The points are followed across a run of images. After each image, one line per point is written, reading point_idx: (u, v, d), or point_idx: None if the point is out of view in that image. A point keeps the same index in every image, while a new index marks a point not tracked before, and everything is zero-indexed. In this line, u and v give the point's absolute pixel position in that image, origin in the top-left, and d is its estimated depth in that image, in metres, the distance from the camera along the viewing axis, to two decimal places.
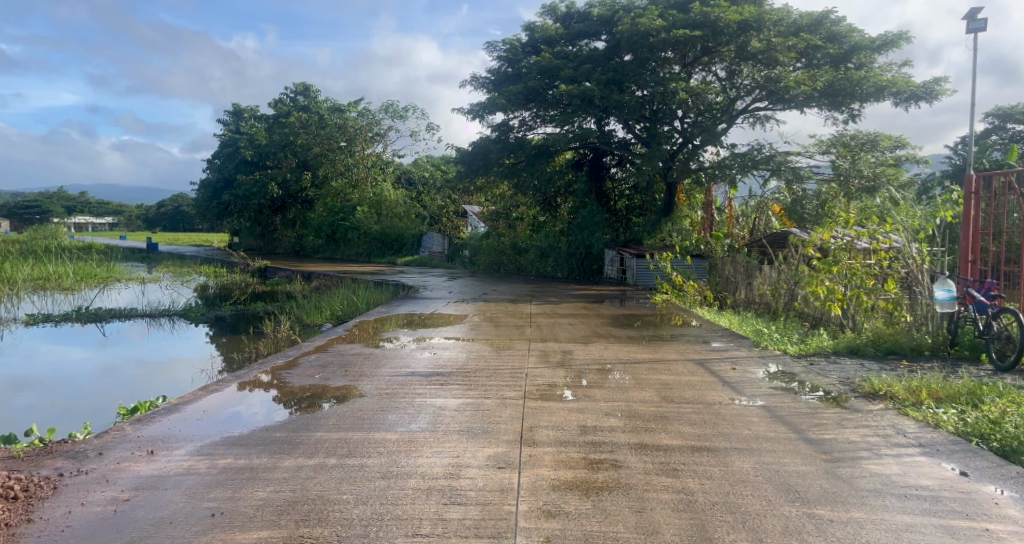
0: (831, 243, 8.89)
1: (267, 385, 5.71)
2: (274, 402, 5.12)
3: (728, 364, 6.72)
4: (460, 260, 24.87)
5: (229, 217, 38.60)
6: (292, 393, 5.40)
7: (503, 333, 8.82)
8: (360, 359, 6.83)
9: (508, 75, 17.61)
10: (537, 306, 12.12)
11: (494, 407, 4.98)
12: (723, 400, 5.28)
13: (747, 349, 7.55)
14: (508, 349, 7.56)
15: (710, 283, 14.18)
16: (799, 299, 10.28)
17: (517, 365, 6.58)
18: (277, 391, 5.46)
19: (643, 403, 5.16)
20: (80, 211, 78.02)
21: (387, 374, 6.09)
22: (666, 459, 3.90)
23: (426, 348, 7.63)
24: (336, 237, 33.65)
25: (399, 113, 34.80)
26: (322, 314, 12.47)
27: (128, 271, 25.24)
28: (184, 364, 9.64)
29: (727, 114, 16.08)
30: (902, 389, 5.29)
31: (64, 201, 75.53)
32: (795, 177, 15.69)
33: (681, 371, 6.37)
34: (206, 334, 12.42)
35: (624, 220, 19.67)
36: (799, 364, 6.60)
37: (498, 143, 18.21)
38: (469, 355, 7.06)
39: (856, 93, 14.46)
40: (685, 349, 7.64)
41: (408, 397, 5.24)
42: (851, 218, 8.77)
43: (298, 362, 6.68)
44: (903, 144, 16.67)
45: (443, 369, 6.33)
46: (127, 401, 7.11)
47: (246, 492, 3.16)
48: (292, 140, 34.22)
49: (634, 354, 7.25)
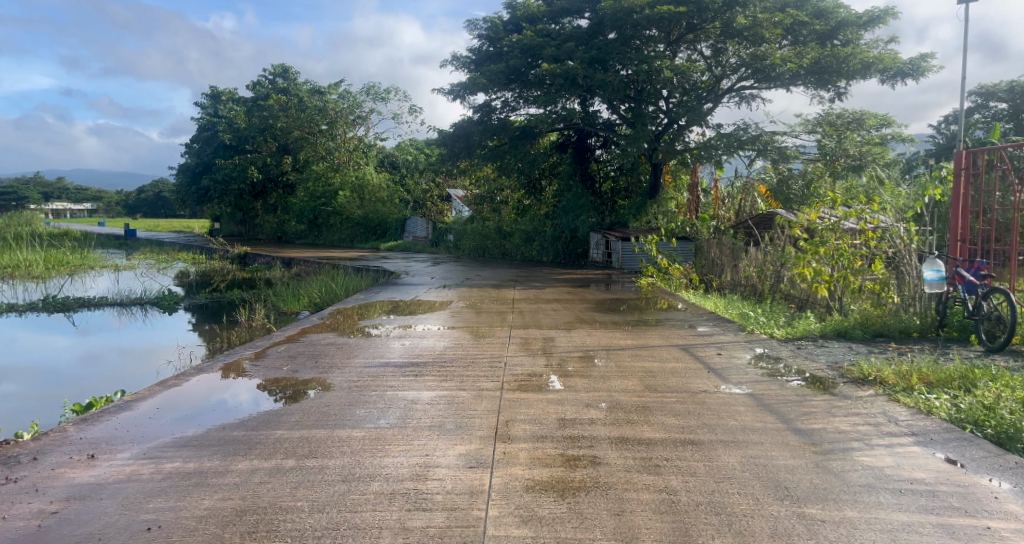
0: (818, 224, 8.59)
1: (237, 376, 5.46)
2: (255, 392, 4.95)
3: (713, 349, 6.54)
4: (444, 245, 24.56)
5: (209, 203, 38.01)
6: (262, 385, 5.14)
7: (484, 320, 8.59)
8: (333, 349, 6.58)
9: (489, 54, 17.22)
10: (520, 292, 11.86)
11: (470, 400, 4.74)
12: (708, 388, 5.07)
13: (734, 334, 7.35)
14: (488, 336, 7.32)
15: (695, 265, 13.99)
16: (786, 280, 10.17)
17: (497, 354, 6.34)
18: (259, 381, 5.28)
19: (626, 392, 4.95)
20: (58, 198, 76.61)
21: (360, 365, 5.85)
22: (648, 454, 3.68)
23: (404, 336, 7.39)
24: (319, 222, 33.30)
25: (381, 95, 34.32)
26: (300, 302, 12.17)
27: (102, 259, 24.51)
28: (163, 352, 9.33)
29: (713, 94, 15.83)
30: (892, 373, 5.09)
31: (40, 187, 74.08)
32: (781, 157, 15.54)
33: (665, 357, 6.18)
34: (182, 321, 12.08)
35: (609, 202, 19.49)
36: (786, 348, 6.42)
37: (480, 125, 17.80)
38: (448, 344, 6.81)
39: (843, 70, 14.26)
40: (670, 334, 7.42)
41: (379, 390, 4.98)
42: (838, 199, 8.60)
43: (266, 352, 6.42)
44: (889, 122, 16.54)
45: (418, 359, 6.09)
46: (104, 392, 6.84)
47: (190, 501, 2.91)
48: (271, 123, 33.53)
49: (616, 341, 7.04)
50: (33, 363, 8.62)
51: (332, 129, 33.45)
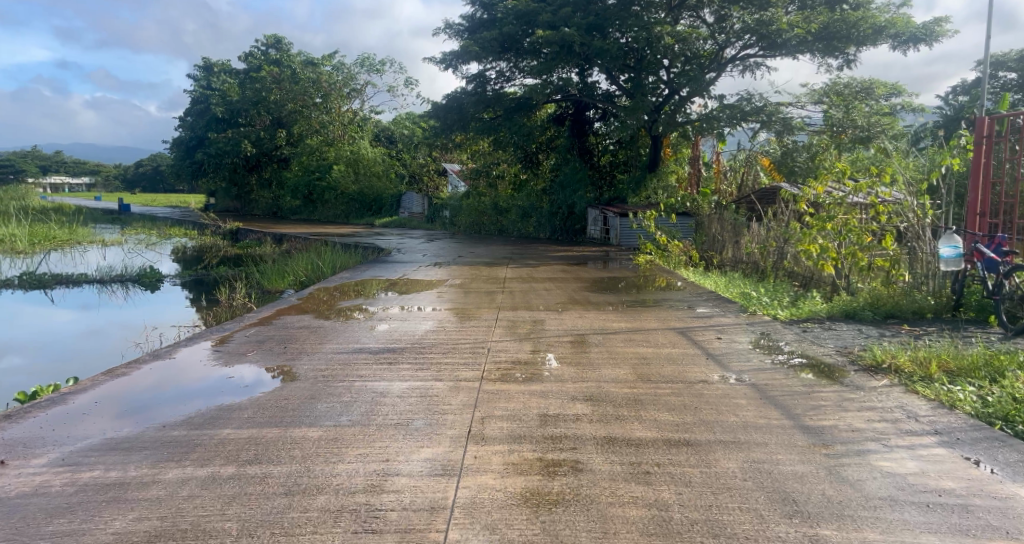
0: (826, 198, 8.15)
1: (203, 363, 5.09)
2: (210, 384, 4.51)
3: (712, 333, 6.09)
4: (440, 221, 24.06)
5: (203, 178, 37.47)
6: (221, 375, 4.74)
7: (472, 301, 8.16)
8: (305, 333, 6.15)
9: (483, 21, 16.53)
10: (512, 270, 11.39)
11: (444, 392, 4.31)
12: (706, 378, 4.63)
13: (735, 315, 6.89)
14: (474, 318, 6.89)
15: (695, 242, 13.53)
16: (789, 257, 9.74)
17: (480, 339, 5.89)
18: (228, 368, 4.90)
19: (617, 383, 4.51)
20: (55, 172, 76.19)
21: (330, 351, 5.43)
22: (638, 458, 3.25)
23: (384, 318, 6.95)
24: (314, 197, 32.80)
25: (375, 66, 33.63)
26: (285, 280, 11.75)
27: (91, 234, 24.07)
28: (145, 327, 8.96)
29: (716, 63, 15.23)
30: (909, 360, 4.59)
31: (38, 162, 73.63)
32: (786, 129, 15.04)
33: (661, 342, 5.75)
34: (163, 298, 11.68)
35: (608, 176, 18.96)
36: (791, 331, 5.94)
37: (473, 95, 17.19)
38: (429, 328, 6.38)
39: (852, 36, 13.68)
40: (667, 317, 6.98)
41: (346, 380, 4.55)
42: (846, 171, 8.09)
43: (234, 336, 6.02)
44: (899, 92, 15.93)
45: (395, 345, 5.66)
46: (67, 374, 6.45)
47: (98, 524, 2.50)
48: (264, 96, 32.90)
49: (609, 324, 6.61)
50: (10, 339, 8.30)
51: (326, 102, 32.89)
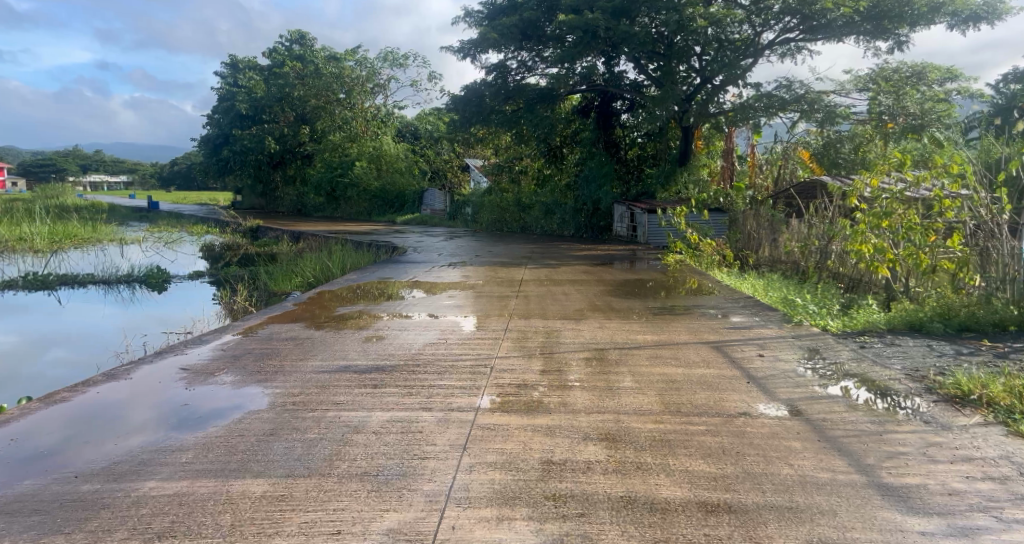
0: (882, 193, 7.26)
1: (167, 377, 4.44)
2: (160, 409, 3.82)
3: (753, 349, 5.26)
4: (461, 218, 23.43)
5: (228, 175, 37.39)
6: (169, 402, 3.92)
7: (482, 307, 7.44)
8: (288, 346, 5.44)
9: (502, 8, 15.74)
10: (531, 272, 10.65)
11: (432, 428, 3.57)
12: (750, 410, 3.82)
13: (777, 327, 6.04)
14: (481, 329, 6.16)
15: (728, 239, 12.64)
16: (834, 257, 8.94)
17: (483, 355, 5.14)
18: (188, 388, 4.21)
19: (641, 416, 3.73)
20: (95, 171, 77.89)
21: (311, 369, 4.74)
22: (664, 534, 2.48)
23: (380, 328, 6.21)
24: (337, 195, 32.40)
25: (399, 61, 33.17)
26: (292, 281, 11.14)
27: (113, 231, 23.88)
28: (150, 328, 8.42)
29: (752, 49, 14.28)
30: (1005, 392, 3.72)
31: (77, 160, 75.24)
32: (828, 118, 14.15)
33: (693, 361, 4.95)
34: (168, 298, 11.11)
35: (635, 171, 18.06)
36: (847, 348, 5.08)
37: (493, 87, 16.48)
38: (429, 340, 5.66)
39: (905, 14, 12.72)
40: (698, 328, 6.18)
41: (319, 410, 3.84)
42: (905, 161, 7.19)
43: (213, 348, 5.39)
44: (954, 76, 14.78)
45: (387, 361, 4.94)
46: (33, 382, 5.81)
47: None
48: (288, 92, 32.63)
49: (633, 337, 5.82)
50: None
51: (349, 97, 32.49)
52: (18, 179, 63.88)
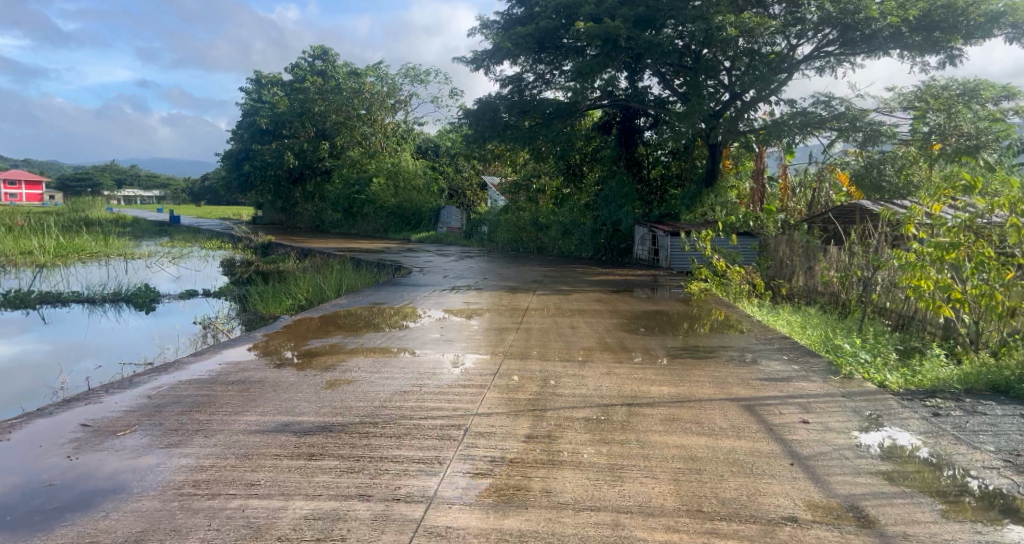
0: (948, 219, 6.17)
1: (56, 432, 3.51)
2: (18, 486, 2.89)
3: (796, 412, 4.23)
4: (477, 237, 22.58)
5: (248, 190, 37.10)
6: (32, 479, 2.96)
7: (476, 343, 6.48)
8: (225, 383, 4.48)
9: (519, 18, 14.98)
10: (539, 299, 9.69)
11: (366, 533, 2.62)
12: (802, 513, 2.83)
13: (823, 380, 5.01)
14: (466, 374, 5.19)
15: (758, 266, 11.56)
16: (881, 290, 7.89)
17: (462, 411, 4.16)
18: (71, 450, 3.26)
19: (648, 519, 2.76)
20: (129, 185, 79.10)
21: (243, 421, 3.76)
22: None
23: (344, 369, 5.22)
24: (354, 211, 31.81)
25: (420, 77, 32.73)
26: (282, 303, 10.30)
27: (125, 243, 23.45)
28: (114, 351, 7.58)
29: (786, 64, 13.33)
30: None
31: (111, 174, 76.53)
32: (870, 138, 13.26)
33: (722, 428, 3.93)
34: (152, 317, 10.29)
35: (658, 191, 17.05)
36: (918, 417, 4.06)
37: (509, 100, 15.72)
38: (401, 387, 4.71)
39: (959, 26, 11.81)
40: (726, 377, 5.16)
41: (223, 492, 2.87)
42: (976, 183, 6.13)
43: (141, 384, 4.47)
44: (1011, 94, 13.59)
45: (341, 416, 3.99)
46: None
47: None
48: (309, 107, 32.34)
49: (649, 389, 4.82)
50: None
51: (370, 114, 32.01)
52: (53, 192, 64.93)
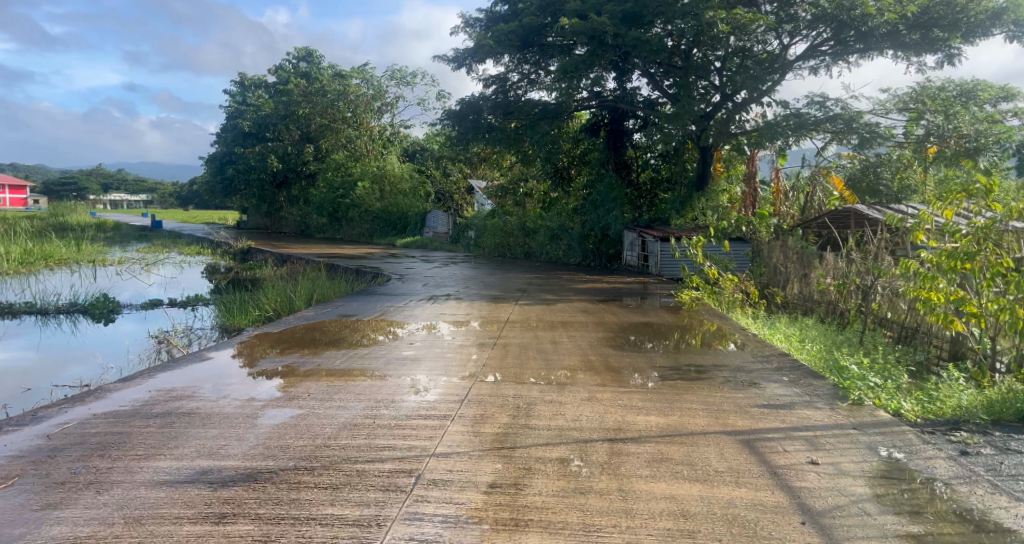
0: (963, 227, 5.64)
1: None
2: None
3: (804, 450, 3.68)
4: (463, 242, 22.02)
5: (231, 194, 36.36)
6: None
7: (447, 361, 5.89)
8: (144, 417, 3.84)
9: (502, 15, 14.44)
10: (521, 310, 9.12)
11: None
12: None
13: (829, 409, 4.46)
14: (429, 401, 4.60)
15: (752, 273, 11.04)
16: (882, 301, 7.36)
17: (418, 451, 3.57)
18: None
19: None
20: (116, 189, 78.28)
21: (151, 466, 3.15)
22: None
23: (288, 396, 4.55)
24: (338, 215, 31.18)
25: (406, 79, 32.15)
26: (248, 314, 9.67)
27: (99, 248, 22.69)
28: (54, 368, 6.93)
29: (780, 66, 12.84)
30: None
31: (98, 179, 75.66)
32: (868, 139, 12.68)
33: (721, 472, 3.36)
34: (109, 330, 9.64)
35: (648, 195, 16.57)
36: (945, 458, 3.51)
37: (492, 100, 15.15)
38: (353, 419, 4.11)
39: (962, 23, 11.37)
40: (721, 404, 4.60)
41: None
42: (993, 187, 5.60)
43: (49, 416, 3.86)
44: (1010, 96, 13.17)
45: (273, 457, 3.38)
46: None
47: None
48: (294, 109, 31.71)
49: (635, 419, 4.25)
50: None
51: (355, 116, 31.32)
52: (37, 195, 63.90)
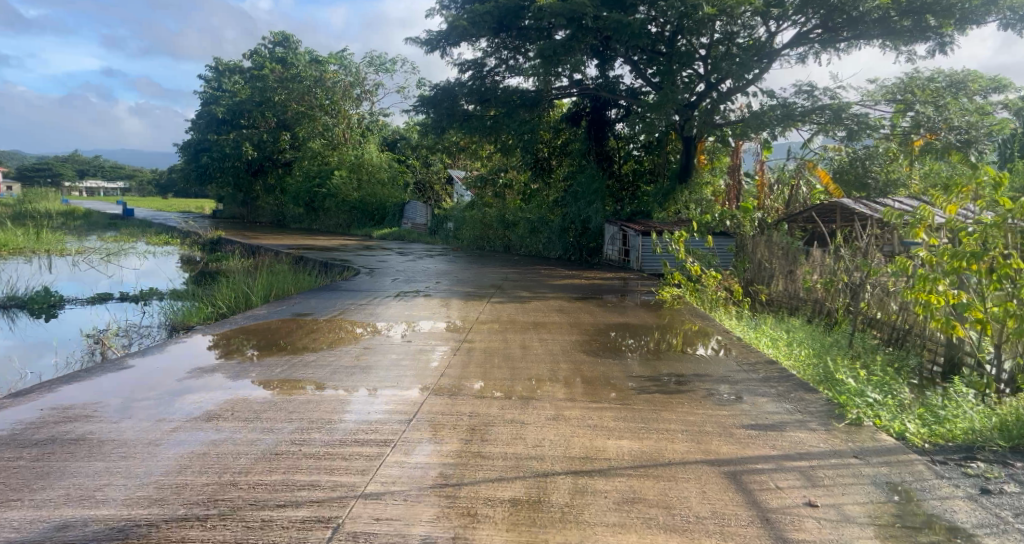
0: (968, 224, 5.11)
1: None
2: None
3: (797, 486, 3.15)
4: (442, 234, 21.40)
5: (205, 182, 35.42)
6: None
7: (400, 370, 5.30)
8: (20, 448, 3.25)
9: None
10: (491, 308, 8.54)
11: None
12: None
13: (823, 430, 3.94)
14: (369, 421, 4.01)
15: (736, 269, 10.54)
16: (872, 301, 6.85)
17: (343, 490, 2.98)
18: None
19: None
20: (92, 175, 76.60)
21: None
22: None
23: (204, 415, 3.96)
24: (315, 205, 30.38)
25: (385, 66, 31.31)
26: (199, 310, 9.02)
27: (61, 238, 21.79)
28: None
29: (766, 53, 12.33)
30: None
31: (74, 165, 74.00)
32: (858, 129, 12.17)
33: (702, 517, 2.82)
34: (47, 327, 8.94)
35: (630, 187, 16.02)
36: (963, 498, 2.99)
37: (467, 86, 14.50)
38: (274, 446, 3.52)
39: (958, 10, 10.80)
40: (702, 425, 4.06)
41: None
42: (999, 175, 5.05)
43: None
44: (1000, 86, 12.75)
45: (162, 500, 2.79)
46: None
47: None
48: (269, 95, 30.80)
49: (603, 444, 3.69)
50: None
51: (333, 104, 30.44)
52: (9, 182, 62.14)
